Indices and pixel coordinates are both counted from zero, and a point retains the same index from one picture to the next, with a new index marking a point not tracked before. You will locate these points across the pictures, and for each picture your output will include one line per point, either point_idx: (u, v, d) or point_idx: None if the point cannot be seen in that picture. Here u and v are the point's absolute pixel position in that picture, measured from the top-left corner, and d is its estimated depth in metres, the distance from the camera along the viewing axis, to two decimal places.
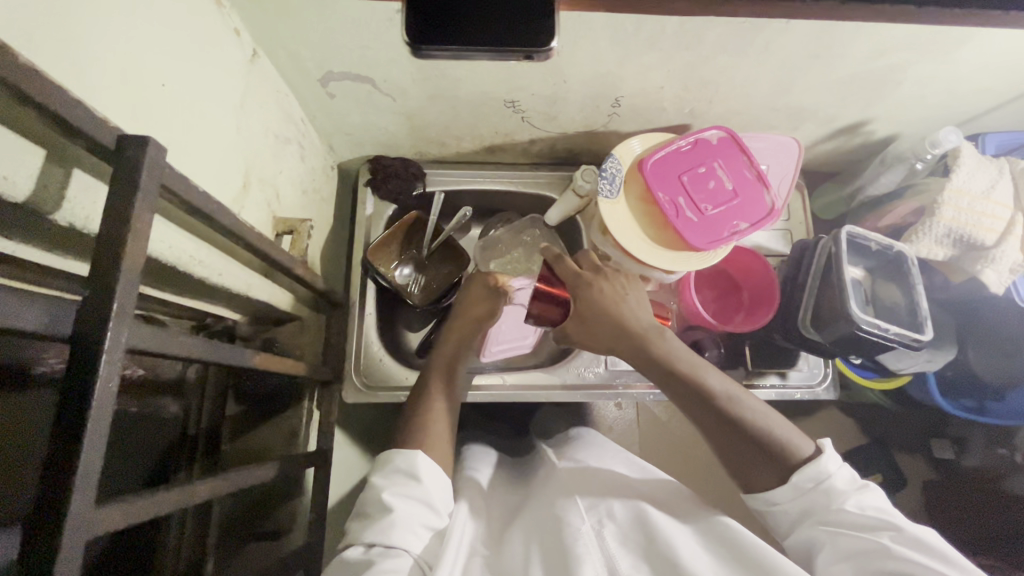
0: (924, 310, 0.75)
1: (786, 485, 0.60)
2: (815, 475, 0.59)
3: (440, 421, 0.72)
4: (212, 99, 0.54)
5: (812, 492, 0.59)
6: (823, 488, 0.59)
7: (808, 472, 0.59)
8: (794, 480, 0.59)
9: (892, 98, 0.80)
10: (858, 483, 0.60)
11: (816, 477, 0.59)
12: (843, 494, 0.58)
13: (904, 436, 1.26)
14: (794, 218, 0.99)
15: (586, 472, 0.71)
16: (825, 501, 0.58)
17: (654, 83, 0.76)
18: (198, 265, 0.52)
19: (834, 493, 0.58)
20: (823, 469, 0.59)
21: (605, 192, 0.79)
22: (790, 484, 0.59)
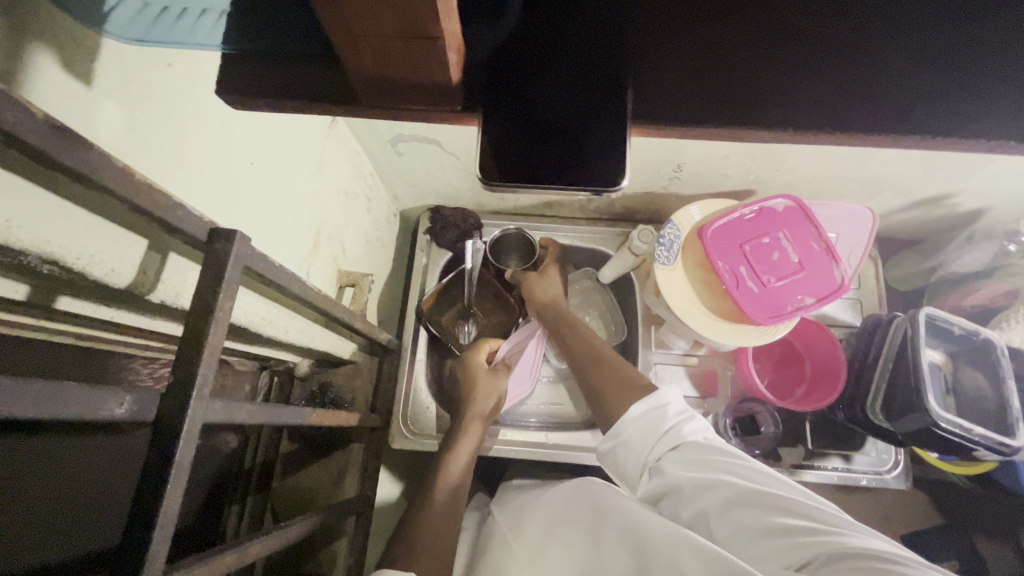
0: (1016, 409, 0.68)
1: (628, 419, 0.61)
2: (646, 415, 0.60)
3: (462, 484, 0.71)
4: (293, 169, 0.58)
5: (651, 420, 0.60)
6: (662, 417, 0.60)
7: (648, 401, 0.61)
8: (637, 411, 0.61)
9: (982, 174, 0.75)
10: (687, 413, 0.61)
11: (653, 405, 0.61)
12: (676, 428, 0.58)
13: (988, 523, 1.16)
14: (865, 287, 0.94)
15: (519, 525, 0.69)
16: (656, 434, 0.58)
17: (720, 151, 0.75)
18: (267, 325, 0.55)
19: (669, 430, 0.58)
20: (660, 402, 0.61)
21: (661, 258, 0.79)
22: (631, 416, 0.61)
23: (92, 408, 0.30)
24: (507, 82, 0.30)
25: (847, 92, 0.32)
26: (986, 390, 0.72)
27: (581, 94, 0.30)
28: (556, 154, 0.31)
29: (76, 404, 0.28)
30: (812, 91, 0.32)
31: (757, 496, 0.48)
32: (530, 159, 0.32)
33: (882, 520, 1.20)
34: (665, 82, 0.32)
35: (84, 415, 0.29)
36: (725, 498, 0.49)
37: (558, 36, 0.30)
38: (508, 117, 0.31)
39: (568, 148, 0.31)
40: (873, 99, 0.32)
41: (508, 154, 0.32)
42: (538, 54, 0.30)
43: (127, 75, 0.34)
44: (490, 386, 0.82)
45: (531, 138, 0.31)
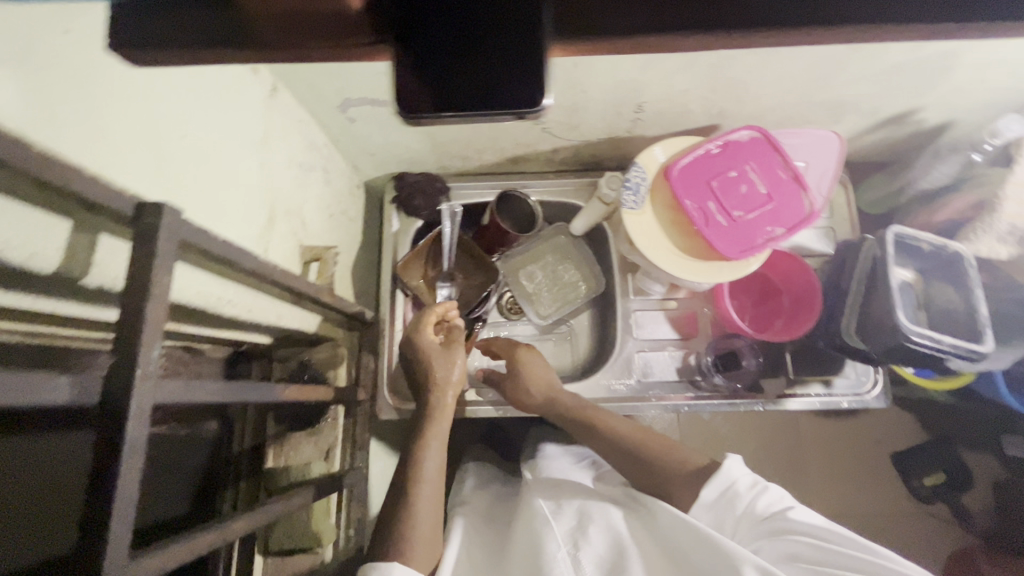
0: (984, 317, 0.69)
1: (700, 509, 0.64)
2: (722, 499, 0.63)
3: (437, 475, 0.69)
4: (232, 140, 0.56)
5: (720, 503, 0.63)
6: (730, 496, 0.63)
7: (715, 486, 0.64)
8: (704, 499, 0.64)
9: (943, 85, 0.74)
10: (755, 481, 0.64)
11: (722, 487, 0.64)
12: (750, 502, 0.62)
13: (972, 433, 1.22)
14: (837, 214, 0.94)
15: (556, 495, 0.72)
16: (734, 509, 0.62)
17: (678, 87, 0.73)
18: (226, 304, 0.54)
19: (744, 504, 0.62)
20: (726, 480, 0.64)
21: (629, 203, 0.78)
22: (701, 506, 0.64)
23: (27, 395, 0.29)
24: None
25: None
26: (956, 300, 0.73)
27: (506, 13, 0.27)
28: (475, 82, 0.27)
29: (8, 391, 0.27)
30: None
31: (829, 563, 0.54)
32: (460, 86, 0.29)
33: (874, 442, 1.25)
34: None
35: (18, 401, 0.28)
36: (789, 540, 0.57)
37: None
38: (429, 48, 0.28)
39: (481, 76, 0.28)
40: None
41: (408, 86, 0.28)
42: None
43: (13, 43, 0.32)
44: (446, 364, 0.76)
45: (453, 60, 0.27)
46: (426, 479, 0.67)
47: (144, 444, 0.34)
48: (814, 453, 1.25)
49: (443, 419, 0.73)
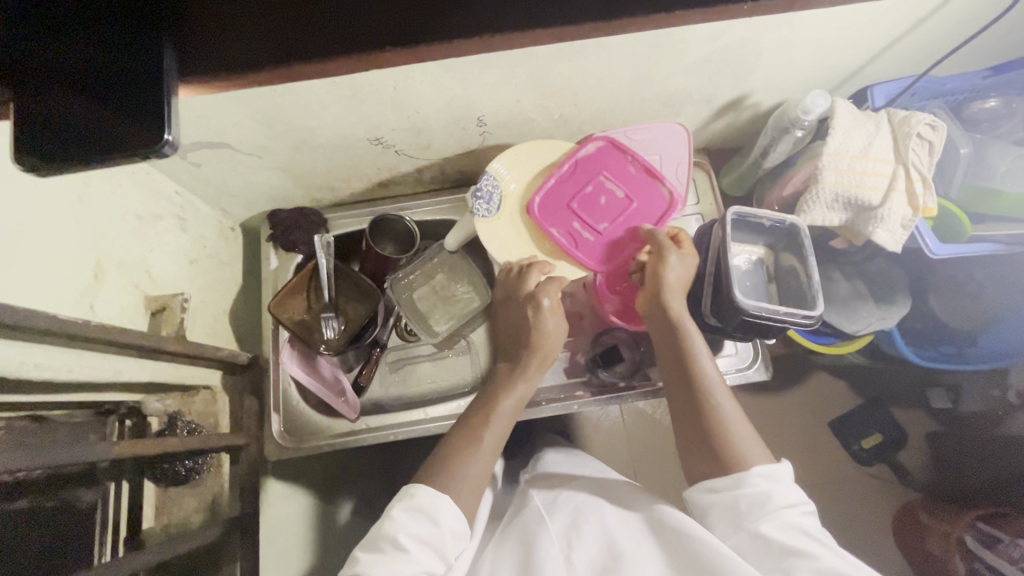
0: (818, 283, 0.72)
1: (734, 476, 0.61)
2: (756, 485, 0.59)
3: (502, 427, 0.67)
4: (30, 203, 0.55)
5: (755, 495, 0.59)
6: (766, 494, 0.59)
7: (766, 469, 0.60)
8: (747, 477, 0.60)
9: (757, 70, 0.78)
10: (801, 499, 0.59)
11: (770, 476, 0.60)
12: (782, 506, 0.58)
13: (899, 391, 1.27)
14: (704, 200, 0.98)
15: (557, 497, 0.73)
16: (763, 503, 0.58)
17: (508, 98, 0.75)
18: (34, 368, 0.52)
19: (771, 512, 0.57)
20: (779, 474, 0.60)
21: (480, 211, 0.80)
22: (744, 477, 0.60)
23: None
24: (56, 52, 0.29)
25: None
26: (798, 268, 0.76)
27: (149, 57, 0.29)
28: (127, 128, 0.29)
29: None
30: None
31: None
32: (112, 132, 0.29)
33: (806, 412, 1.29)
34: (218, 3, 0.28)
35: None
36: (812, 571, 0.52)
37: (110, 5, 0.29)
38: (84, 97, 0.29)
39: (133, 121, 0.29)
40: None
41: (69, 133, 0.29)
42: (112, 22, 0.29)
43: None
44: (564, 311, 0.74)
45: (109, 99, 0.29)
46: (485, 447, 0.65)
47: None
48: None
49: (523, 387, 0.70)
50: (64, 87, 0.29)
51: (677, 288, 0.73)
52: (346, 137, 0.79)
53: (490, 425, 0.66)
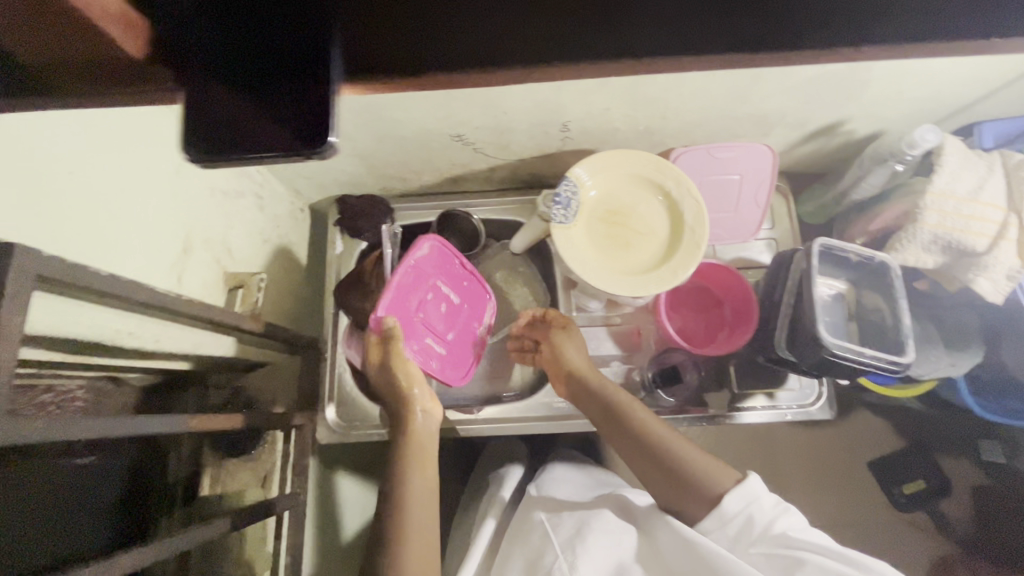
0: (908, 329, 0.68)
1: (713, 512, 0.63)
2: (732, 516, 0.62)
3: (422, 506, 0.68)
4: (135, 175, 0.57)
5: (743, 518, 0.62)
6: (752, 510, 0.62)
7: (736, 494, 0.62)
8: (719, 509, 0.62)
9: (862, 97, 0.74)
10: (778, 504, 0.63)
11: (745, 499, 0.62)
12: (769, 523, 0.61)
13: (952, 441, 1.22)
14: (779, 226, 0.94)
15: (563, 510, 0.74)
16: (751, 528, 0.61)
17: (597, 106, 0.74)
18: (126, 336, 0.54)
19: (761, 525, 0.61)
20: (751, 492, 0.63)
21: (559, 218, 0.77)
22: (717, 511, 0.63)
23: None
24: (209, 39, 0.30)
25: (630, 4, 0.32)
26: (884, 310, 0.73)
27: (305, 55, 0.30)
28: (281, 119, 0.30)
29: None
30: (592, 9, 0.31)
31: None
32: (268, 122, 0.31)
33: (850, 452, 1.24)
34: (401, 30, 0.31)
35: None
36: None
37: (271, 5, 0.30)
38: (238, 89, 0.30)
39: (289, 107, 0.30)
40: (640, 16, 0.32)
41: (230, 123, 0.31)
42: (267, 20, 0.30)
43: None
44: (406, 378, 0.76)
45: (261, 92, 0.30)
46: (413, 507, 0.67)
47: None
48: (784, 463, 1.24)
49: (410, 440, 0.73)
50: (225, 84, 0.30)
51: (585, 363, 0.80)
52: (428, 131, 0.78)
53: (408, 501, 0.68)
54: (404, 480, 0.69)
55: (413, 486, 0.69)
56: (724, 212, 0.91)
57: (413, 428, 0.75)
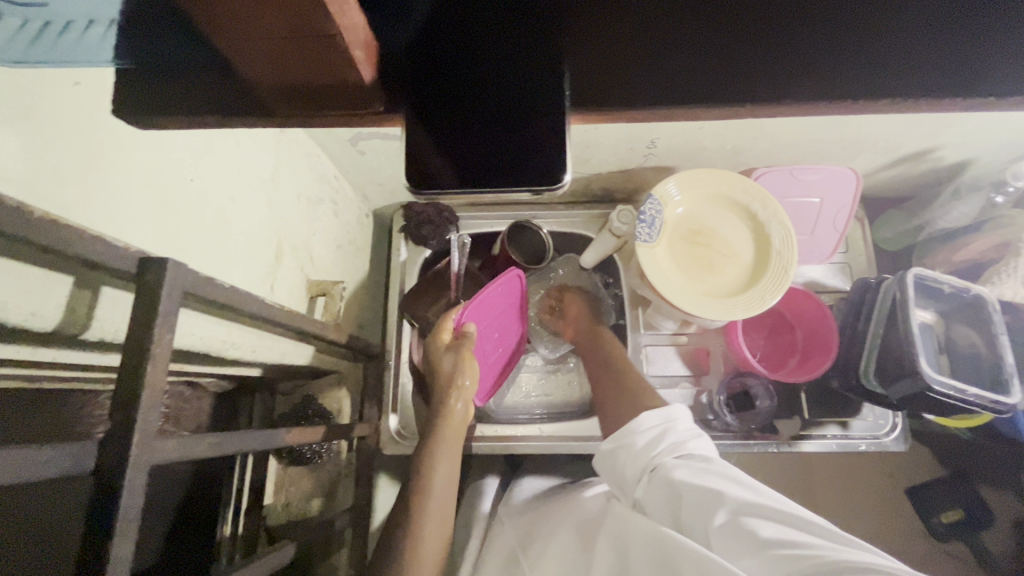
0: (1011, 366, 0.66)
1: (636, 435, 0.60)
2: (649, 428, 0.60)
3: (443, 505, 0.63)
4: (245, 184, 0.56)
5: (657, 441, 0.58)
6: (665, 436, 0.59)
7: (658, 413, 0.61)
8: (646, 424, 0.60)
9: (965, 126, 0.72)
10: (693, 432, 0.60)
11: (663, 420, 0.60)
12: (679, 442, 0.58)
13: None
14: (854, 250, 0.92)
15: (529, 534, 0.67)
16: (659, 456, 0.57)
17: (691, 125, 0.72)
18: (230, 347, 0.52)
19: (669, 444, 0.58)
20: (670, 416, 0.61)
21: (644, 236, 0.76)
22: (639, 431, 0.60)
23: (16, 471, 0.27)
24: (428, 89, 0.33)
25: (754, 56, 0.34)
26: (980, 345, 0.71)
27: (530, 112, 0.33)
28: (497, 167, 0.33)
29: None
30: (721, 71, 0.35)
31: (755, 506, 0.47)
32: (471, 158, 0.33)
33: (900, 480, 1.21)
34: (618, 72, 0.35)
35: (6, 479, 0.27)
36: (724, 509, 0.47)
37: (505, 68, 0.34)
38: (453, 135, 0.33)
39: (505, 150, 0.33)
40: (779, 76, 0.34)
41: (432, 159, 0.34)
42: (497, 75, 0.33)
43: (23, 103, 0.33)
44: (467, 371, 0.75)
45: (477, 136, 0.33)
46: (432, 497, 0.62)
47: (139, 512, 0.33)
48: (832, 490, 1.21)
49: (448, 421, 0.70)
50: (438, 136, 0.33)
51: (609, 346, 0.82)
52: None
53: (430, 477, 0.64)
54: (431, 461, 0.65)
55: (437, 477, 0.64)
56: (801, 235, 0.88)
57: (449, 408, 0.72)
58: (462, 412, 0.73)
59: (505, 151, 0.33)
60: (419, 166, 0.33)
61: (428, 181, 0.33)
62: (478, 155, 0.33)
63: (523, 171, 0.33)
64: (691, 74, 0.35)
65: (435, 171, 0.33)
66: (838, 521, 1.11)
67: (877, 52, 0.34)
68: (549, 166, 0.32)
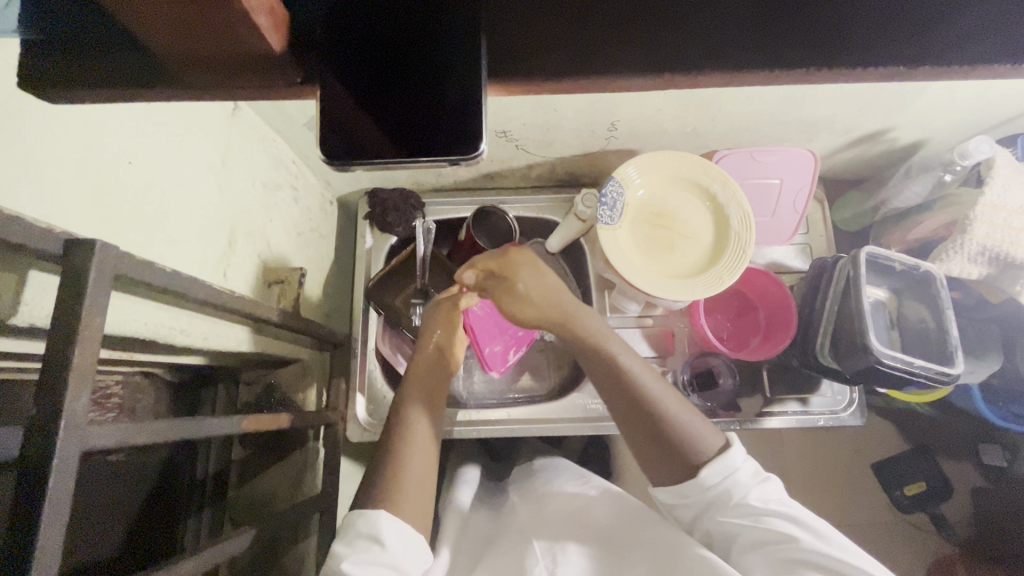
0: (955, 339, 0.69)
1: (692, 480, 0.58)
2: (718, 471, 0.57)
3: (428, 440, 0.63)
4: (192, 167, 0.54)
5: (720, 485, 0.57)
6: (731, 481, 0.57)
7: (717, 467, 0.57)
8: (702, 475, 0.57)
9: (915, 107, 0.73)
10: (760, 473, 0.59)
11: (724, 471, 0.57)
12: (747, 492, 0.57)
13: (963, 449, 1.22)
14: (814, 231, 0.94)
15: (536, 516, 0.67)
16: (728, 499, 0.57)
17: (650, 107, 0.72)
18: (179, 334, 0.52)
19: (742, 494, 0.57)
20: (730, 462, 0.58)
21: (604, 218, 0.76)
22: (697, 479, 0.58)
23: None
24: (355, 66, 0.33)
25: (679, 30, 0.35)
26: (928, 319, 0.74)
27: (454, 76, 0.33)
28: (424, 131, 0.34)
29: None
30: (644, 45, 0.35)
31: (829, 565, 0.50)
32: (399, 132, 0.34)
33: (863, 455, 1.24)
34: (544, 46, 0.35)
35: None
36: (794, 559, 0.51)
37: (431, 37, 0.33)
38: (381, 103, 0.33)
39: (436, 125, 0.34)
40: (731, 48, 0.35)
41: (363, 129, 0.34)
42: (426, 49, 0.33)
43: None
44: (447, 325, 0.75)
45: (405, 103, 0.33)
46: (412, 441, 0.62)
47: (71, 495, 0.32)
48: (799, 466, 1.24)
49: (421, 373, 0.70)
50: (368, 113, 0.34)
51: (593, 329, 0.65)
52: None
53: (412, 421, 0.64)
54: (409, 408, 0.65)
55: (417, 427, 0.63)
56: (762, 217, 0.90)
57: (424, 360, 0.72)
58: (437, 357, 0.72)
59: (433, 127, 0.34)
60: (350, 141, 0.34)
61: (361, 153, 0.34)
62: (405, 131, 0.33)
63: (450, 144, 0.33)
64: (617, 45, 0.35)
65: (363, 144, 0.34)
66: (804, 495, 1.15)
67: (797, 24, 0.35)
68: (473, 136, 0.33)
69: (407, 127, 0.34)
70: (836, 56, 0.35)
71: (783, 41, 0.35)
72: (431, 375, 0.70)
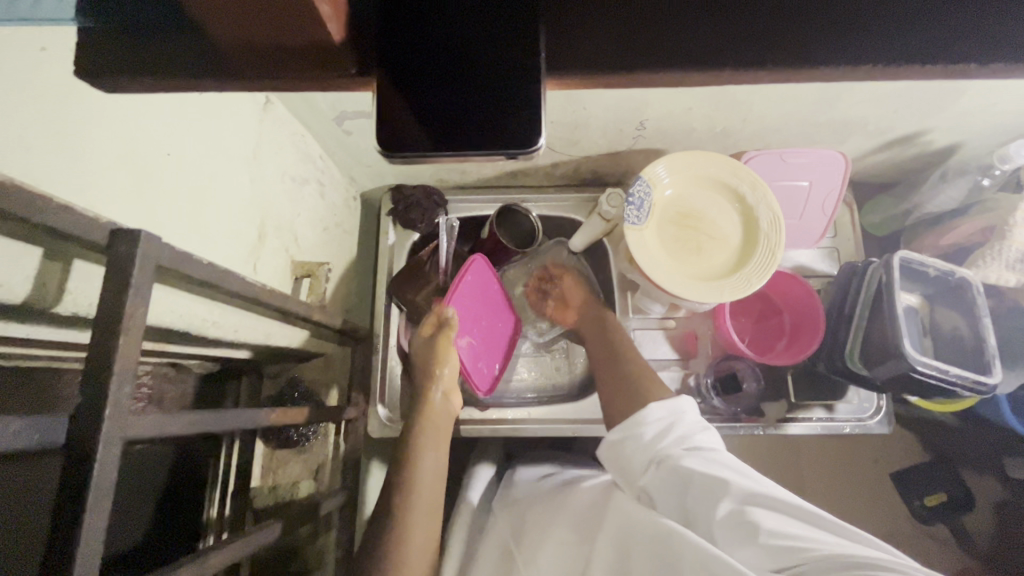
0: (992, 347, 0.67)
1: (641, 430, 0.61)
2: (659, 419, 0.61)
3: (434, 487, 0.64)
4: (226, 159, 0.55)
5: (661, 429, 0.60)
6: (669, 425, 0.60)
7: (667, 405, 0.62)
8: (648, 420, 0.61)
9: (953, 109, 0.72)
10: (699, 424, 0.61)
11: (669, 411, 0.62)
12: (685, 434, 0.59)
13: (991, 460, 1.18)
14: (842, 235, 0.92)
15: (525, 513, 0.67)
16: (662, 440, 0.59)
17: (680, 106, 0.71)
18: (212, 326, 0.52)
19: (677, 435, 0.59)
20: (678, 407, 0.63)
21: (632, 218, 0.75)
22: (646, 425, 0.61)
23: None
24: (405, 59, 0.33)
25: (730, 26, 0.34)
26: (963, 326, 0.72)
27: (505, 70, 0.33)
28: (473, 125, 0.33)
29: None
30: (696, 40, 0.34)
31: (762, 498, 0.48)
32: (445, 126, 0.33)
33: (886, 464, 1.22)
34: (593, 40, 0.35)
35: None
36: (731, 498, 0.49)
37: (484, 34, 0.33)
38: (428, 96, 0.33)
39: (485, 120, 0.33)
40: (783, 44, 0.34)
41: (408, 121, 0.33)
42: (478, 44, 0.34)
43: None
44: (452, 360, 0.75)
45: (453, 98, 0.33)
46: (422, 480, 0.64)
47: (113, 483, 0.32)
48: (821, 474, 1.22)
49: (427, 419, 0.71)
50: (415, 106, 0.33)
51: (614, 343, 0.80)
52: None
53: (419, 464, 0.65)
54: (418, 452, 0.66)
55: (423, 466, 0.65)
56: (789, 220, 0.88)
57: (432, 403, 0.73)
58: (443, 402, 0.74)
59: (483, 121, 0.33)
60: (395, 133, 0.33)
61: (405, 146, 0.33)
62: (453, 125, 0.33)
63: (499, 140, 0.33)
64: (667, 41, 0.34)
65: (409, 136, 0.33)
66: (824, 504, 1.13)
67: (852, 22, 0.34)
68: (527, 132, 0.33)
69: (455, 121, 0.33)
70: (895, 55, 0.34)
71: (838, 39, 0.34)
72: (438, 419, 0.72)
